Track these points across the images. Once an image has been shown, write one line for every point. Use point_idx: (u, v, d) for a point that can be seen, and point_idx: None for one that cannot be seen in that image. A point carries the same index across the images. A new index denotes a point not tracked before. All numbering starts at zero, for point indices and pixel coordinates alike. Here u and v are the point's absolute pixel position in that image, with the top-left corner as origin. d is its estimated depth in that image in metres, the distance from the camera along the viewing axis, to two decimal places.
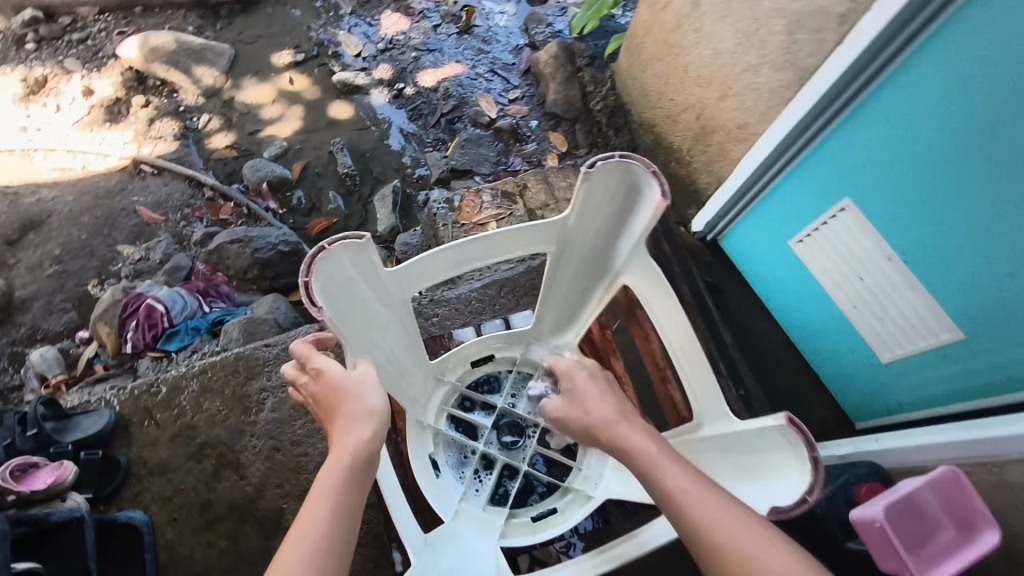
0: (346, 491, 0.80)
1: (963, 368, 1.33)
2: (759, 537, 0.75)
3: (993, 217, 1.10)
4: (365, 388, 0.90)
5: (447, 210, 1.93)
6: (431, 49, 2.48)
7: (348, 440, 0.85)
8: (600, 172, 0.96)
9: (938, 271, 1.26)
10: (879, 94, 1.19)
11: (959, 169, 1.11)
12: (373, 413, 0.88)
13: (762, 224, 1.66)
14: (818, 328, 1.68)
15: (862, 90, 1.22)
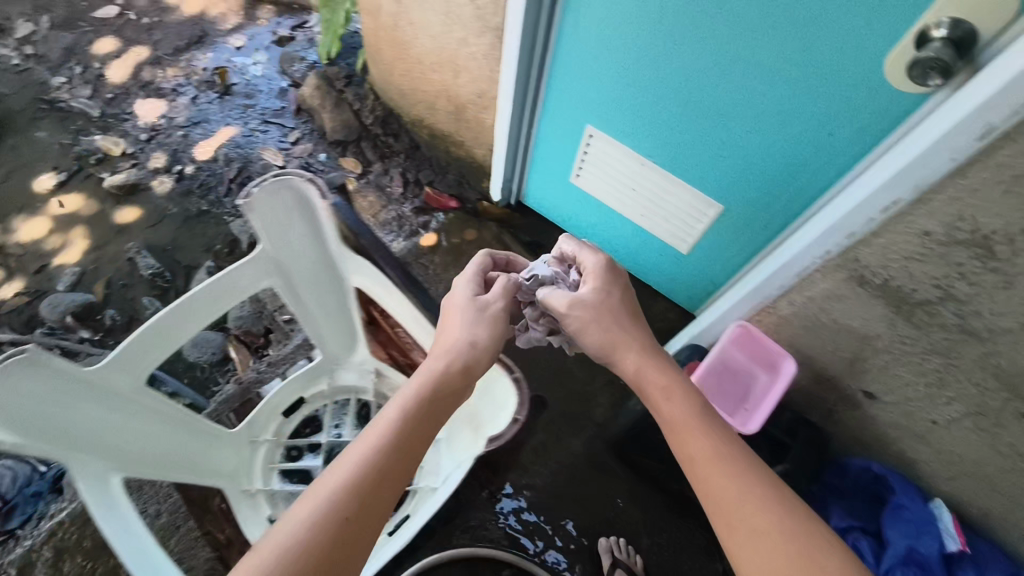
0: (401, 441, 0.80)
1: (738, 234, 1.47)
2: (762, 504, 0.74)
3: (694, 98, 1.23)
4: (471, 326, 0.95)
5: None
6: (196, 121, 2.40)
7: (418, 392, 0.86)
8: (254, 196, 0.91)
9: (680, 157, 1.39)
10: (566, 22, 1.29)
11: (653, 65, 1.23)
12: (480, 331, 0.95)
13: (544, 170, 1.77)
14: (629, 246, 1.80)
15: (554, 22, 1.31)
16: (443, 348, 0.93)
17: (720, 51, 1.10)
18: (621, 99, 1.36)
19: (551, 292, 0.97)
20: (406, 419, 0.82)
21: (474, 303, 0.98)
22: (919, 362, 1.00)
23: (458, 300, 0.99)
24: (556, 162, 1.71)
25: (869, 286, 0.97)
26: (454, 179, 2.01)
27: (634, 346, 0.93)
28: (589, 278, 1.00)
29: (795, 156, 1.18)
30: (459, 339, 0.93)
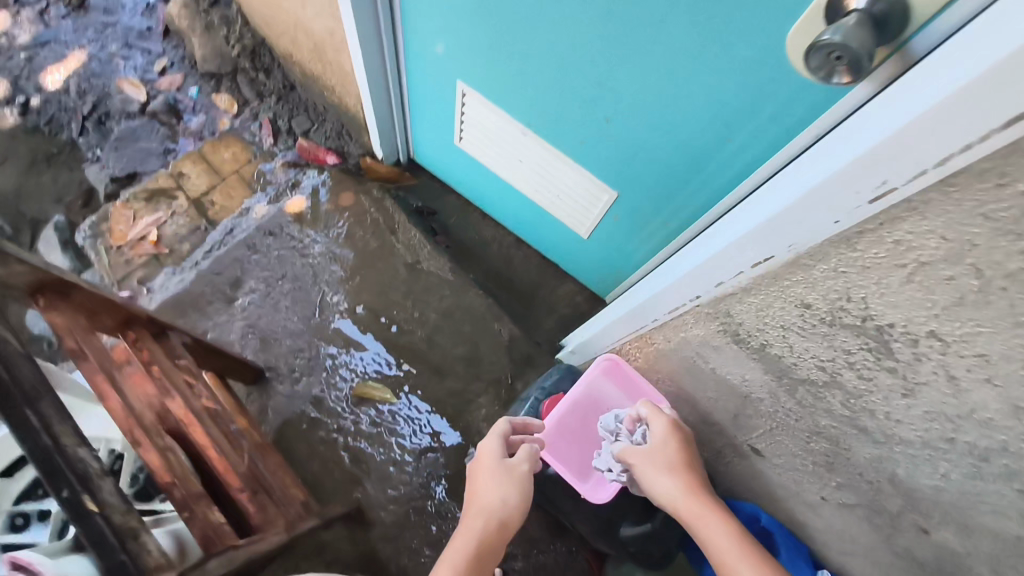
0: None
1: (639, 224, 1.20)
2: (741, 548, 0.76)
3: (567, 62, 0.93)
4: (500, 481, 0.90)
5: (91, 235, 1.60)
6: (45, 41, 1.92)
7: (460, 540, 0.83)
8: None
9: (561, 128, 1.10)
10: None
11: (513, 14, 0.92)
12: (505, 482, 0.89)
13: (427, 126, 1.46)
14: (529, 220, 1.52)
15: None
16: (483, 499, 0.88)
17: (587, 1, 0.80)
18: (485, 53, 1.05)
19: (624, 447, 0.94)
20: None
21: (505, 460, 0.92)
22: (805, 440, 0.78)
23: (492, 454, 0.93)
24: (437, 119, 1.40)
25: (744, 346, 0.73)
26: (334, 129, 1.71)
27: (668, 467, 0.88)
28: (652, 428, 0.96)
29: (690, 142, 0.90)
30: (492, 497, 0.87)
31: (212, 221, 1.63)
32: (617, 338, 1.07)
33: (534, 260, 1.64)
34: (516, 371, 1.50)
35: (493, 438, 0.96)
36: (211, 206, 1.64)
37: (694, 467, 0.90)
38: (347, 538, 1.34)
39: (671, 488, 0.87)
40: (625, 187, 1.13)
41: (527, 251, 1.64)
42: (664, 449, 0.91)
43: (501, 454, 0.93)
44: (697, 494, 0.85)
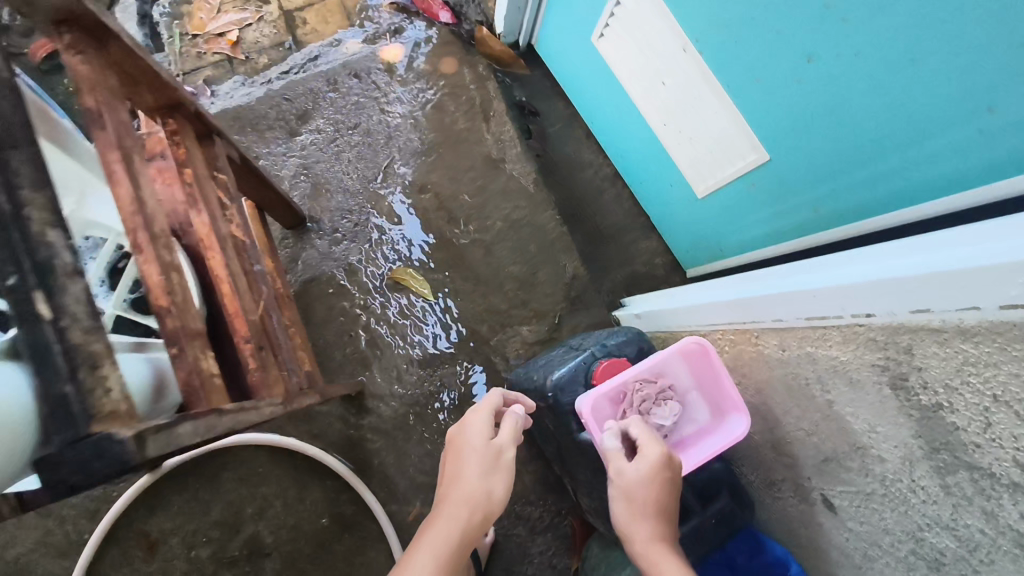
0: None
1: (777, 202, 1.01)
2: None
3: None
4: (478, 472, 0.77)
5: (170, 15, 1.45)
6: None
7: (428, 531, 0.72)
8: None
9: (737, 60, 0.89)
10: None
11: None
12: (490, 477, 0.77)
13: (566, 12, 1.25)
14: (638, 156, 1.32)
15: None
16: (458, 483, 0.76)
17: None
18: None
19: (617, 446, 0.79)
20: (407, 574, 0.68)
21: (489, 442, 0.80)
22: (915, 525, 0.62)
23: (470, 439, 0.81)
24: (581, 5, 1.18)
25: (905, 397, 0.56)
26: None
27: (648, 502, 0.73)
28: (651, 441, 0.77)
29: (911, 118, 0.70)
30: (472, 483, 0.76)
31: (298, 40, 1.46)
32: (707, 321, 0.91)
33: (625, 202, 1.45)
34: (566, 312, 1.36)
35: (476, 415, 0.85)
36: (303, 23, 1.46)
37: (667, 505, 0.74)
38: (340, 419, 1.26)
39: (637, 530, 0.72)
40: (782, 155, 0.92)
41: (621, 188, 1.45)
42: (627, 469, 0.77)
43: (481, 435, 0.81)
44: (659, 548, 0.70)
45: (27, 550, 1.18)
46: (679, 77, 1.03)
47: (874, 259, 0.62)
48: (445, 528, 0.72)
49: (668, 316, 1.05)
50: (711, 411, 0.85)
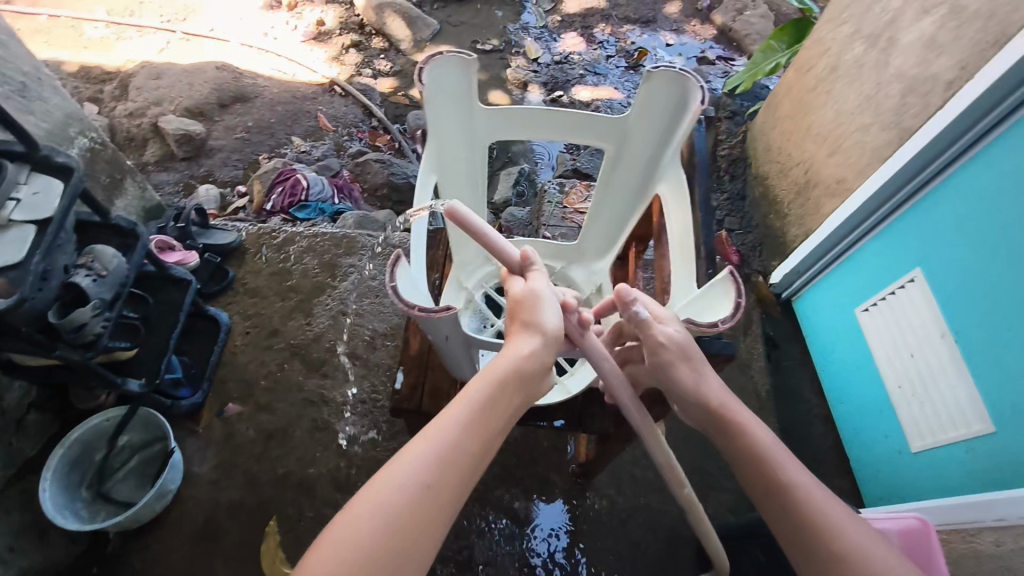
0: (461, 451, 0.69)
1: (982, 473, 1.26)
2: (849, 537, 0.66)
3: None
4: (530, 342, 0.81)
5: (557, 192, 2.23)
6: (597, 72, 2.72)
7: (509, 395, 0.75)
8: (654, 78, 0.88)
9: (979, 362, 1.27)
10: (944, 187, 1.31)
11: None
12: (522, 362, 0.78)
13: (837, 289, 1.70)
14: (857, 393, 1.66)
15: (989, 132, 1.19)
16: (504, 358, 0.78)
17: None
18: (954, 266, 1.30)
19: None
20: (470, 423, 0.71)
21: (525, 343, 0.80)
22: None
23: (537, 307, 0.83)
24: (857, 287, 1.62)
25: None
26: (751, 242, 2.05)
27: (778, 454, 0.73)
28: None
29: None
30: (504, 362, 0.77)
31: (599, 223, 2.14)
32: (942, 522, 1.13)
33: (830, 440, 1.75)
34: None
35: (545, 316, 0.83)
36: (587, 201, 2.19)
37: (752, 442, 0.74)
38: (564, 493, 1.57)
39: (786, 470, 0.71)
40: (1006, 434, 1.21)
41: (828, 428, 1.76)
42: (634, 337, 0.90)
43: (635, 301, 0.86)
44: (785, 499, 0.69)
45: (321, 472, 1.53)
46: (928, 338, 1.39)
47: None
48: (477, 414, 0.72)
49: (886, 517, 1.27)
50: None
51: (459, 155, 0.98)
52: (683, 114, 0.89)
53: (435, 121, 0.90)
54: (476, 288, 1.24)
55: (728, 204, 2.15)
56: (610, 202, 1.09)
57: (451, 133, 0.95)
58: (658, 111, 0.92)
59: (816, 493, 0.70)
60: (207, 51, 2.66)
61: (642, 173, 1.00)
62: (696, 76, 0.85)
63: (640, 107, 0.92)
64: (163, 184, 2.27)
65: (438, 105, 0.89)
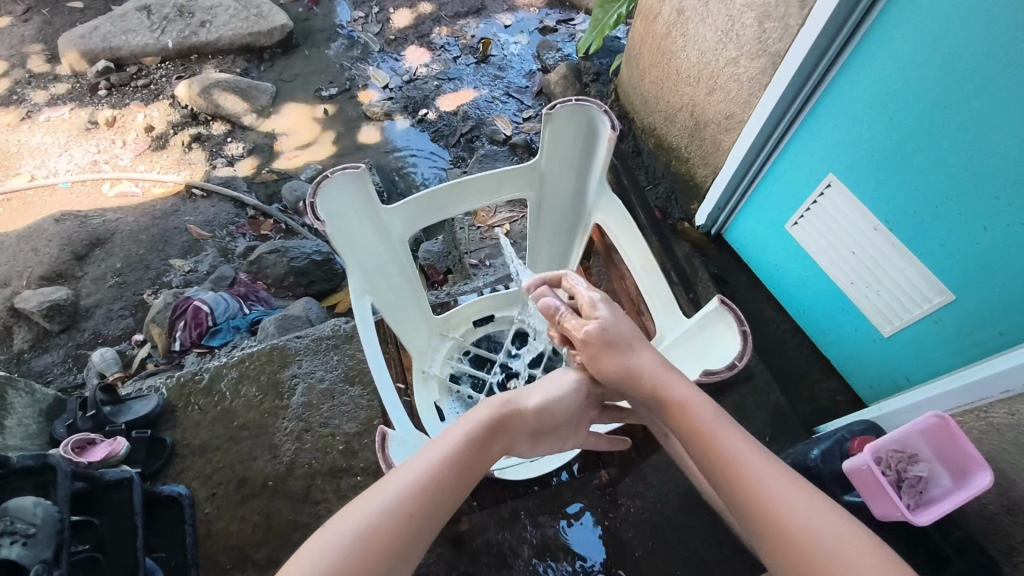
0: (448, 476, 0.88)
1: (961, 337, 1.31)
2: (830, 541, 0.75)
3: (988, 145, 1.11)
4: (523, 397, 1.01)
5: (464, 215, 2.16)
6: (451, 77, 2.63)
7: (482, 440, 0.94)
8: (555, 114, 0.89)
9: (920, 240, 1.31)
10: (834, 87, 1.36)
11: (953, 85, 1.12)
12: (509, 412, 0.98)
13: (759, 212, 1.75)
14: (814, 301, 1.71)
15: (859, 28, 1.25)
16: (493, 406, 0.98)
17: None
18: (867, 157, 1.35)
19: (886, 510, 1.07)
20: (456, 453, 0.90)
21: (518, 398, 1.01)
22: None
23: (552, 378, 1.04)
24: (780, 204, 1.66)
25: None
26: (664, 192, 2.06)
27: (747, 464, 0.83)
28: (906, 496, 1.07)
29: None
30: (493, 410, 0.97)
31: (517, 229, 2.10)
32: (960, 406, 1.16)
33: (806, 348, 1.80)
34: (777, 433, 1.65)
35: (532, 392, 1.01)
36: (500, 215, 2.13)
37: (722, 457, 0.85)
38: (597, 513, 1.49)
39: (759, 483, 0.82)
40: (968, 295, 1.26)
41: (801, 339, 1.82)
42: (631, 384, 0.97)
43: (620, 359, 0.97)
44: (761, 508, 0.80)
45: None
46: (862, 232, 1.43)
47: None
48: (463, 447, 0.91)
49: (898, 414, 1.30)
50: (954, 475, 1.03)
51: (384, 261, 0.92)
52: (596, 137, 0.93)
53: (349, 244, 0.81)
54: (442, 369, 1.15)
55: (627, 164, 2.16)
56: (549, 238, 1.10)
57: (367, 244, 0.87)
58: (569, 142, 0.94)
59: (789, 501, 0.79)
60: (36, 205, 2.37)
61: (571, 202, 1.03)
62: (597, 102, 0.88)
63: (548, 146, 0.94)
64: (49, 367, 2.01)
65: (347, 227, 0.80)
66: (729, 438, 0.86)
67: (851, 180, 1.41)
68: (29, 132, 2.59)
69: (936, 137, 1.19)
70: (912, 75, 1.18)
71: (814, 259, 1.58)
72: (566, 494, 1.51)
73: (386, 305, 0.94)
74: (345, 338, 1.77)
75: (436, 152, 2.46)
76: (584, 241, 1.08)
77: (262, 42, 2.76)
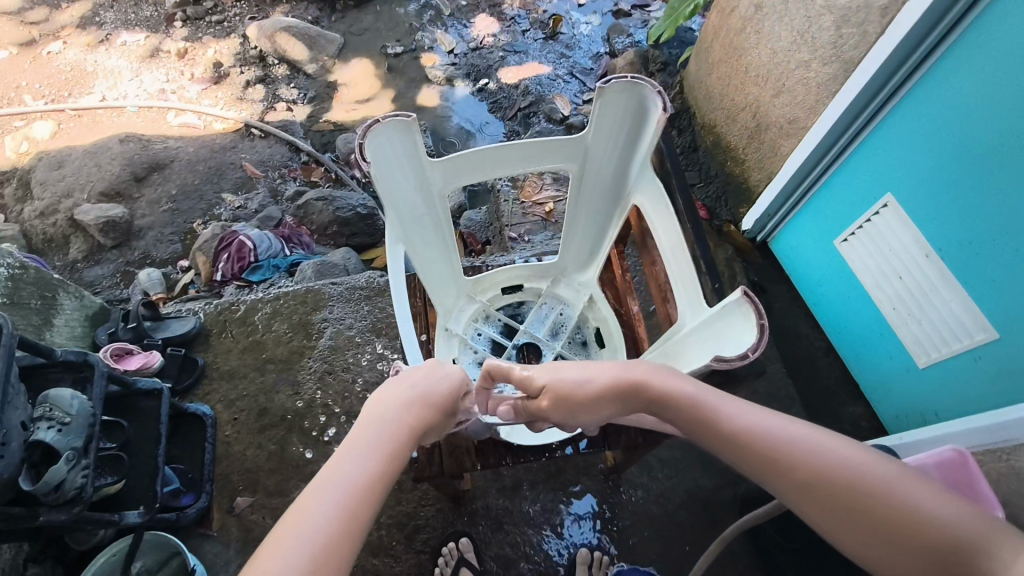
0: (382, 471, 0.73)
1: (996, 378, 1.27)
2: (844, 457, 0.71)
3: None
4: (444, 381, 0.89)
5: (509, 188, 2.17)
6: (517, 50, 2.62)
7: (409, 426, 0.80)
8: (608, 89, 0.88)
9: (968, 274, 1.27)
10: (901, 106, 1.32)
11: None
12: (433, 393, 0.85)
13: (808, 224, 1.71)
14: (852, 323, 1.67)
15: (936, 48, 1.21)
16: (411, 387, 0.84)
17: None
18: (925, 182, 1.31)
19: None
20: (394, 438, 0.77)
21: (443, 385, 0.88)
22: None
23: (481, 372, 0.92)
24: (831, 218, 1.61)
25: None
26: (715, 192, 2.03)
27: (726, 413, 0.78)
28: None
29: None
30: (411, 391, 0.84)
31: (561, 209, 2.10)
32: (984, 446, 1.13)
33: (834, 368, 1.77)
34: None
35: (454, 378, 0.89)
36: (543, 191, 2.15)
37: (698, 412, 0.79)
38: (599, 496, 1.51)
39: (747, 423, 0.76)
40: (1009, 337, 1.22)
41: (831, 358, 1.78)
42: (597, 404, 0.84)
43: (580, 387, 0.85)
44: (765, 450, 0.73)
45: None
46: (911, 259, 1.39)
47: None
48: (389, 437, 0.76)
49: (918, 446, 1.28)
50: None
51: (420, 214, 0.94)
52: (644, 118, 0.92)
53: (390, 191, 0.83)
54: (465, 330, 1.18)
55: (682, 158, 2.13)
56: (587, 216, 1.10)
57: (407, 194, 0.89)
58: (618, 120, 0.93)
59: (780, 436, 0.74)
60: (106, 125, 2.47)
61: (613, 181, 1.02)
62: (651, 81, 0.87)
63: (596, 122, 0.93)
64: (99, 279, 2.11)
65: (388, 174, 0.82)
66: (723, 407, 0.79)
67: (906, 204, 1.37)
68: (108, 54, 2.69)
69: (1003, 168, 1.14)
70: (983, 102, 1.14)
71: (857, 279, 1.54)
72: (570, 472, 1.53)
73: (417, 257, 0.96)
74: (378, 290, 1.81)
75: (491, 123, 2.47)
76: (621, 223, 1.07)
77: None
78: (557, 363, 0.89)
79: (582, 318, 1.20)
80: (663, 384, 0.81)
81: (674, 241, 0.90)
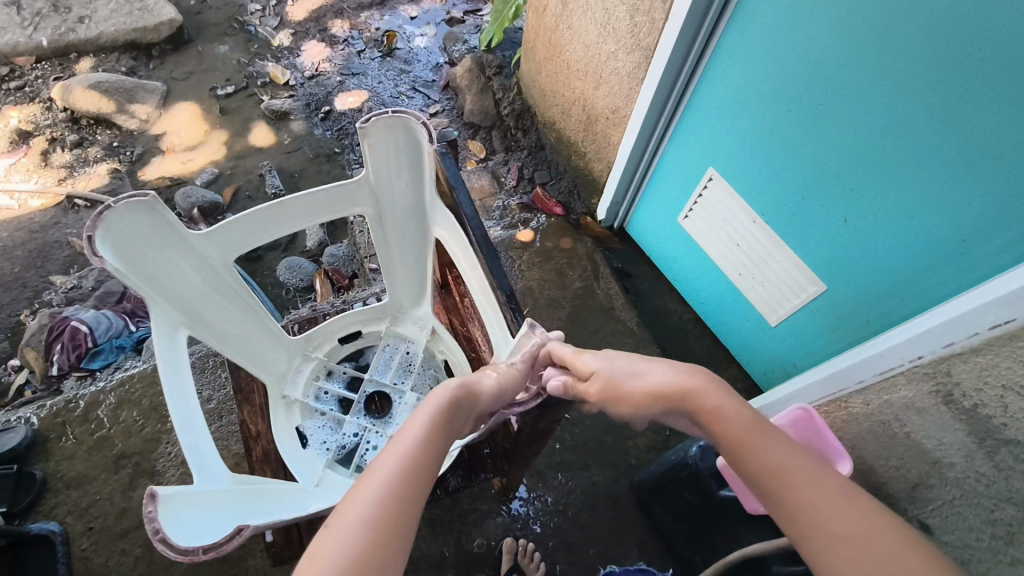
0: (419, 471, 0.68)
1: (833, 326, 1.34)
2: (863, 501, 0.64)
3: (849, 132, 1.09)
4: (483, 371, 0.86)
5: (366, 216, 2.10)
6: (354, 72, 2.54)
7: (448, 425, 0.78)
8: (371, 128, 0.84)
9: (790, 232, 1.33)
10: (703, 83, 1.37)
11: (801, 82, 1.13)
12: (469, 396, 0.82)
13: (653, 205, 1.75)
14: (710, 292, 1.72)
15: (717, 26, 1.26)
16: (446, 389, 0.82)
17: (940, 28, 0.88)
18: (737, 152, 1.36)
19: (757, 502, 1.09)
20: (422, 452, 0.71)
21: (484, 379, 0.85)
22: None
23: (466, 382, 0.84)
24: (670, 197, 1.66)
25: (954, 407, 0.86)
26: (567, 187, 2.05)
27: (773, 441, 0.73)
28: None
29: (891, 262, 1.14)
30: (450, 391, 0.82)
31: None
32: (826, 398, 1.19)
33: (705, 338, 1.82)
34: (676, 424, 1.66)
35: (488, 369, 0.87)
36: None
37: (749, 428, 0.75)
38: (496, 519, 1.47)
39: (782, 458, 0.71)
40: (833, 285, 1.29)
41: (700, 329, 1.83)
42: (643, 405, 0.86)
43: (633, 377, 0.88)
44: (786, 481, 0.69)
45: None
46: (743, 226, 1.44)
47: (947, 315, 0.94)
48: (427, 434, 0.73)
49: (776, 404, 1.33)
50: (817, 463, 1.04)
51: (206, 292, 0.87)
52: (422, 149, 0.89)
53: (150, 279, 0.76)
54: (306, 392, 1.10)
55: (533, 159, 2.13)
56: (402, 253, 1.05)
57: (177, 275, 0.81)
58: (397, 156, 0.89)
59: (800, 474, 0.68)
60: None
61: (414, 215, 0.99)
62: (414, 113, 0.85)
63: (375, 161, 0.89)
64: None
65: (141, 262, 0.75)
66: (763, 438, 0.73)
67: (726, 175, 1.43)
68: None
69: (795, 129, 1.20)
70: (767, 70, 1.19)
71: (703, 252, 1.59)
72: (462, 502, 1.48)
73: (211, 332, 0.89)
74: None
75: (340, 151, 2.38)
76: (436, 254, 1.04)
77: (149, 38, 2.59)
78: (615, 355, 0.92)
79: (429, 353, 1.17)
80: (716, 397, 0.79)
81: (483, 286, 0.93)
